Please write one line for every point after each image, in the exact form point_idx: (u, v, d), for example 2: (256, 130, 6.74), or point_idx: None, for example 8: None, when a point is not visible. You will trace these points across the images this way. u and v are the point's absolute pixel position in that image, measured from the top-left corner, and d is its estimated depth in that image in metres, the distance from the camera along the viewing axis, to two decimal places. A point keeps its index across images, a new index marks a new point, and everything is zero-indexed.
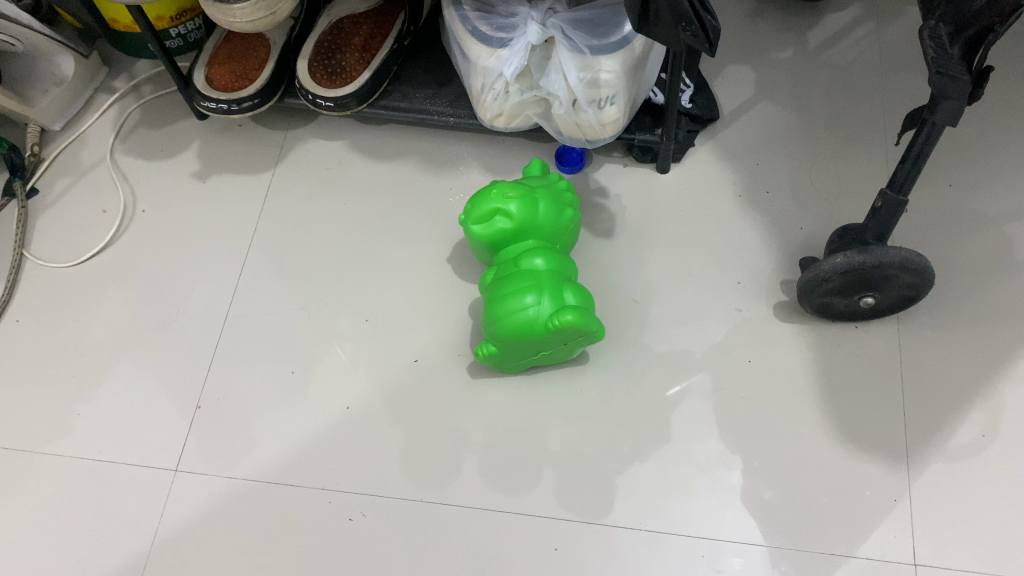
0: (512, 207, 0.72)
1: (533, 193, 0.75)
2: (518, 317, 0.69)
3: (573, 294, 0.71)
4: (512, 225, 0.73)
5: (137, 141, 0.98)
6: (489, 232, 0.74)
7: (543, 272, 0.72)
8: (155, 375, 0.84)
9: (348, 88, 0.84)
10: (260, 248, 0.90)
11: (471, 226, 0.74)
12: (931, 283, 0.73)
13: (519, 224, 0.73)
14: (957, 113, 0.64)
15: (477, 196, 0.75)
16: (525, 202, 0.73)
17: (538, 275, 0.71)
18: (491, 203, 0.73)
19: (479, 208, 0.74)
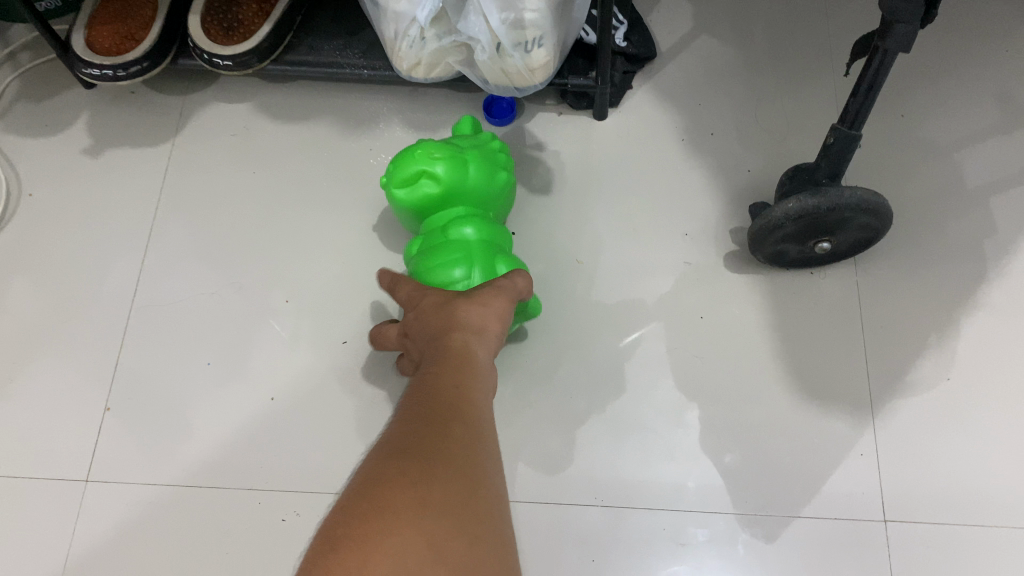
0: (439, 169, 0.65)
1: (464, 153, 0.68)
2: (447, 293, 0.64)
3: (505, 266, 0.65)
4: (439, 189, 0.66)
5: (19, 116, 0.88)
6: (413, 198, 0.67)
7: (474, 242, 0.65)
8: (55, 376, 0.76)
9: (246, 45, 0.75)
10: (165, 228, 0.82)
11: (394, 190, 0.67)
12: (889, 223, 0.69)
13: (448, 186, 0.66)
14: (911, 38, 0.58)
15: (400, 157, 0.68)
16: (456, 163, 0.66)
17: (468, 247, 0.65)
18: (417, 163, 0.66)
19: (402, 170, 0.66)
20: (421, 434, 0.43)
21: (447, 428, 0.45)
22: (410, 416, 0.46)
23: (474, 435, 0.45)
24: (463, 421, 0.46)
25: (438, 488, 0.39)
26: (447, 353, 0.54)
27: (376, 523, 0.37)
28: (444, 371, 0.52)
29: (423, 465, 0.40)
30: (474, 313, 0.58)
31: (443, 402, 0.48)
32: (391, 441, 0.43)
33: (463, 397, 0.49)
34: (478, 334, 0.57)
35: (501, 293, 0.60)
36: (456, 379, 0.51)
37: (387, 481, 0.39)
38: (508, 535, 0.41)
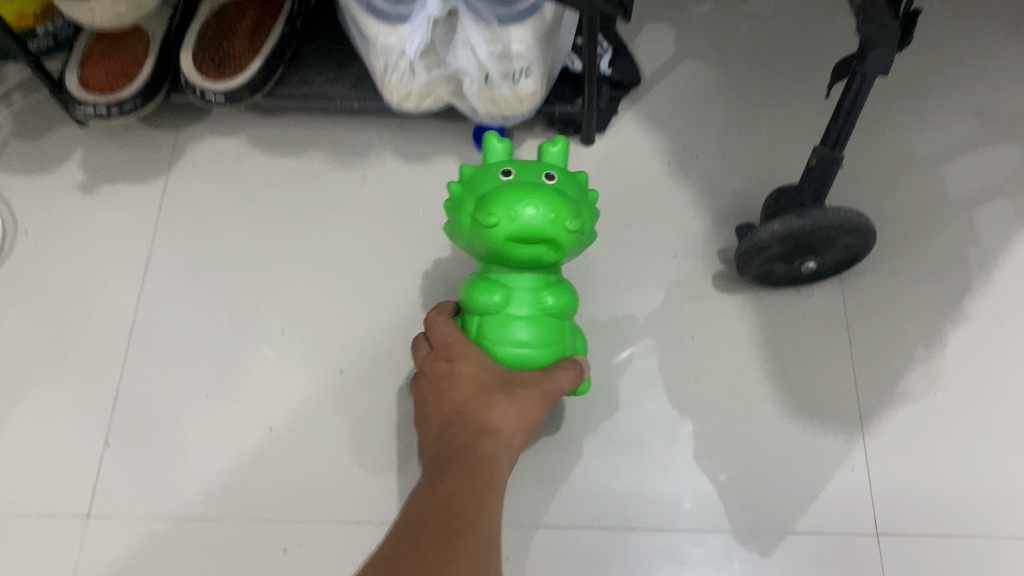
0: (571, 226, 0.54)
1: (583, 218, 0.57)
2: (517, 365, 0.58)
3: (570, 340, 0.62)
4: (555, 253, 0.56)
5: (13, 155, 0.89)
6: (524, 251, 0.56)
7: (558, 318, 0.60)
8: (53, 413, 0.76)
9: (238, 81, 0.76)
10: (161, 263, 0.83)
11: (507, 229, 0.54)
12: (872, 242, 0.70)
13: (557, 256, 0.57)
14: (886, 62, 0.61)
15: (524, 190, 0.54)
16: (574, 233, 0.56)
17: (551, 323, 0.59)
18: (546, 224, 0.54)
19: (531, 212, 0.53)
20: (429, 557, 0.42)
21: (458, 550, 0.43)
22: (419, 532, 0.45)
23: (484, 556, 0.44)
24: (474, 539, 0.45)
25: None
26: (467, 458, 0.51)
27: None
28: (459, 474, 0.49)
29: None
30: (507, 418, 0.54)
31: (453, 515, 0.46)
32: (394, 559, 0.42)
33: (480, 511, 0.47)
34: (503, 443, 0.53)
35: (539, 393, 0.56)
36: (473, 490, 0.48)
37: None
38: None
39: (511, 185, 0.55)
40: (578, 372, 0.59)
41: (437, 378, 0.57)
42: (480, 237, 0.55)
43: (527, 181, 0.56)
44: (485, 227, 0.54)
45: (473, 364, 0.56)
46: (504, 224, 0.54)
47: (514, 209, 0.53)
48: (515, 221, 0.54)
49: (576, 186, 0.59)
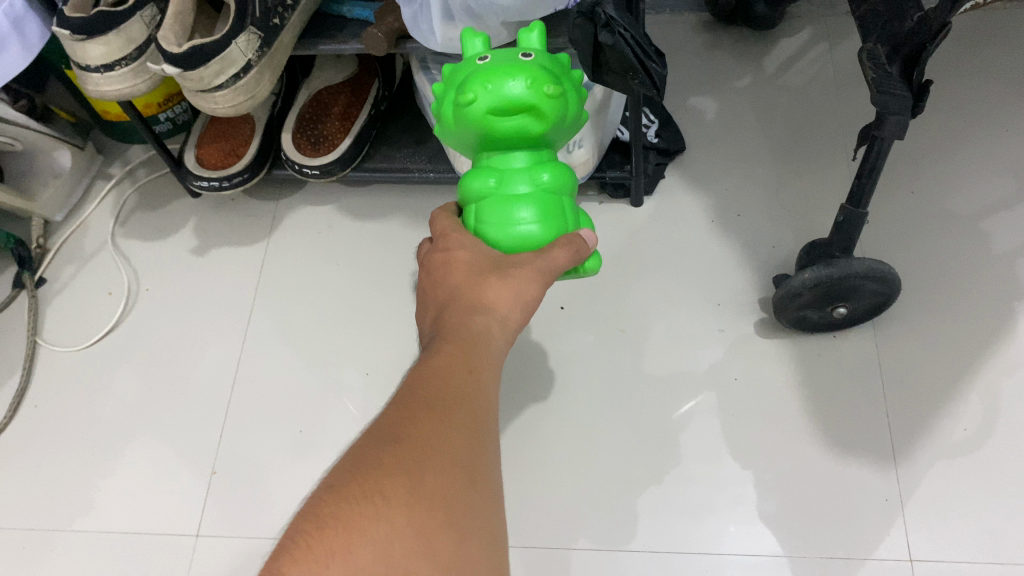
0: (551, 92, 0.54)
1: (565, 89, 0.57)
2: (517, 246, 0.58)
3: (575, 219, 0.62)
4: (540, 128, 0.56)
5: (138, 225, 1.04)
6: (508, 128, 0.56)
7: (554, 196, 0.59)
8: (169, 445, 0.87)
9: (332, 156, 0.88)
10: (261, 314, 0.94)
11: (488, 106, 0.54)
12: (898, 289, 0.77)
13: (543, 130, 0.57)
14: (903, 128, 0.65)
15: (499, 68, 0.55)
16: (557, 103, 0.56)
17: (549, 200, 0.59)
18: (526, 96, 0.54)
19: (508, 83, 0.54)
20: (422, 419, 0.45)
21: (451, 416, 0.46)
22: (414, 396, 0.47)
23: (475, 425, 0.47)
24: (467, 410, 0.47)
25: (432, 480, 0.41)
26: (461, 335, 0.52)
27: (368, 502, 0.39)
28: (454, 350, 0.51)
29: (420, 454, 0.42)
30: (500, 298, 0.54)
31: (447, 384, 0.48)
32: (389, 420, 0.45)
33: (473, 384, 0.49)
34: (498, 321, 0.54)
35: (534, 271, 0.55)
36: (467, 364, 0.50)
37: (381, 464, 0.41)
38: (494, 535, 0.43)
39: (488, 64, 0.56)
40: (580, 248, 0.58)
41: (434, 267, 0.58)
42: (463, 121, 0.56)
43: (505, 56, 0.56)
44: (466, 105, 0.55)
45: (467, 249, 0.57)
46: (483, 100, 0.54)
47: (492, 85, 0.54)
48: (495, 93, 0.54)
49: (558, 64, 0.59)
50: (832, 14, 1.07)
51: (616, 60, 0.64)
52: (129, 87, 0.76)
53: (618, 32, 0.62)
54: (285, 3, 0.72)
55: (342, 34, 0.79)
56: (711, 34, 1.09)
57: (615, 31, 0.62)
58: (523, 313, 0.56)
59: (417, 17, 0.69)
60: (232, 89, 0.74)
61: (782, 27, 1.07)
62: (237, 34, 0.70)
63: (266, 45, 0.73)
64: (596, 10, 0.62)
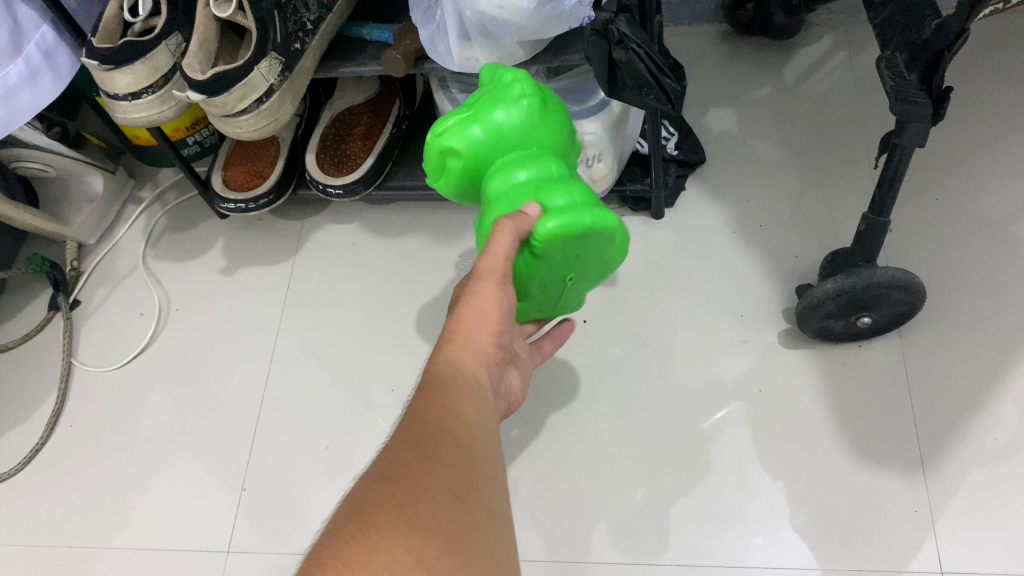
0: (446, 127, 0.61)
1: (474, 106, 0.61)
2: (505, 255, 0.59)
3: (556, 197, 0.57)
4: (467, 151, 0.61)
5: (168, 246, 1.06)
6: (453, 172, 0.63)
7: (518, 189, 0.59)
8: (200, 462, 0.89)
9: (354, 175, 0.89)
10: (288, 332, 0.96)
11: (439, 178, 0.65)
12: (923, 298, 0.76)
13: (472, 151, 0.61)
14: (923, 136, 0.64)
15: None
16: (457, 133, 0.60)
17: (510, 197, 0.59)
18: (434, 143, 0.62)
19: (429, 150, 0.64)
20: (410, 457, 0.45)
21: (436, 449, 0.46)
22: (399, 437, 0.47)
23: (464, 453, 0.47)
24: (454, 441, 0.47)
25: (425, 512, 0.42)
26: (435, 364, 0.54)
27: (364, 543, 0.40)
28: (432, 389, 0.52)
29: (410, 489, 0.43)
30: (464, 319, 0.56)
31: (429, 422, 0.49)
32: (378, 465, 0.45)
33: (452, 418, 0.49)
34: (463, 345, 0.55)
35: (480, 276, 0.56)
36: (441, 398, 0.51)
37: (374, 505, 0.42)
38: (501, 555, 0.43)
39: None
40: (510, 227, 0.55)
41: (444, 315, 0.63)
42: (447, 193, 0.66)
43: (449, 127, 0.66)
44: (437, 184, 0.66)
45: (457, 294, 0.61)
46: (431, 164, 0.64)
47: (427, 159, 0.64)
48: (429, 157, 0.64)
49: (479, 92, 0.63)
50: (852, 22, 1.06)
51: (630, 76, 0.65)
52: (156, 114, 0.78)
53: (631, 49, 0.63)
54: (305, 28, 0.74)
55: (362, 57, 0.80)
56: (730, 45, 1.09)
57: (628, 48, 0.63)
58: (496, 319, 0.56)
59: (434, 38, 0.71)
60: (255, 113, 0.75)
61: (802, 36, 1.07)
62: (259, 60, 0.72)
63: (287, 69, 0.75)
64: (609, 28, 0.63)
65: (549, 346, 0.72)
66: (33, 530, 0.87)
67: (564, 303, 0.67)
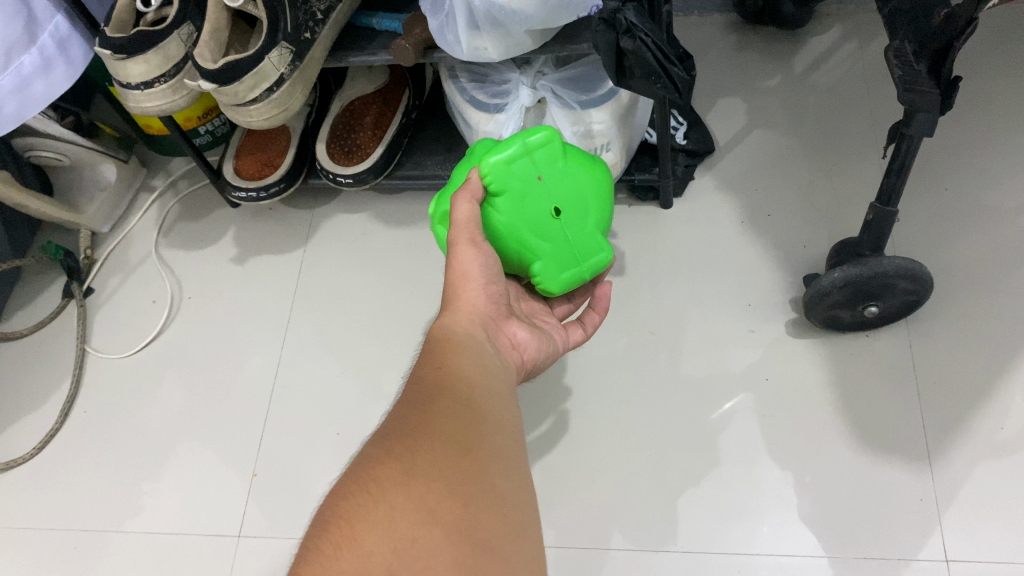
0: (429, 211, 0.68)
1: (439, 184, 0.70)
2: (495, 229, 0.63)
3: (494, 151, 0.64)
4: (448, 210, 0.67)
5: (180, 235, 1.07)
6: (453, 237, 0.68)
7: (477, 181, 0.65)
8: (212, 447, 0.90)
9: (364, 165, 0.90)
10: (299, 320, 0.97)
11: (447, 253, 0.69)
12: (931, 287, 0.76)
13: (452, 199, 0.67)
14: (931, 126, 0.64)
15: None
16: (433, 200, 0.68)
17: None
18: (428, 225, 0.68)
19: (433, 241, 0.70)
20: (410, 417, 0.46)
21: (434, 406, 0.47)
22: (398, 404, 0.49)
23: (462, 407, 0.48)
24: (452, 398, 0.49)
25: (426, 458, 0.43)
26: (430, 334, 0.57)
27: (366, 494, 0.40)
28: (429, 356, 0.54)
29: (409, 442, 0.44)
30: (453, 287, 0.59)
31: (426, 385, 0.50)
32: (380, 430, 0.46)
33: (451, 377, 0.51)
34: (453, 308, 0.58)
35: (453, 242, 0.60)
36: (434, 359, 0.53)
37: (376, 460, 0.43)
38: (506, 495, 0.44)
39: None
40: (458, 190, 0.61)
41: None
42: None
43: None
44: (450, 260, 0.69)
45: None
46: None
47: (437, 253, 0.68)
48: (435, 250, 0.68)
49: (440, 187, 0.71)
50: (862, 11, 1.06)
51: (638, 65, 0.65)
52: (168, 103, 0.78)
53: (639, 37, 0.63)
54: (316, 18, 0.75)
55: (372, 46, 0.81)
56: (740, 35, 1.09)
57: (635, 37, 0.63)
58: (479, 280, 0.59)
59: (444, 28, 0.72)
60: (266, 103, 0.76)
61: (812, 26, 1.07)
62: (270, 50, 0.72)
63: (298, 59, 0.76)
64: (617, 17, 0.63)
65: (592, 319, 0.73)
66: (48, 513, 0.89)
67: (580, 246, 0.66)
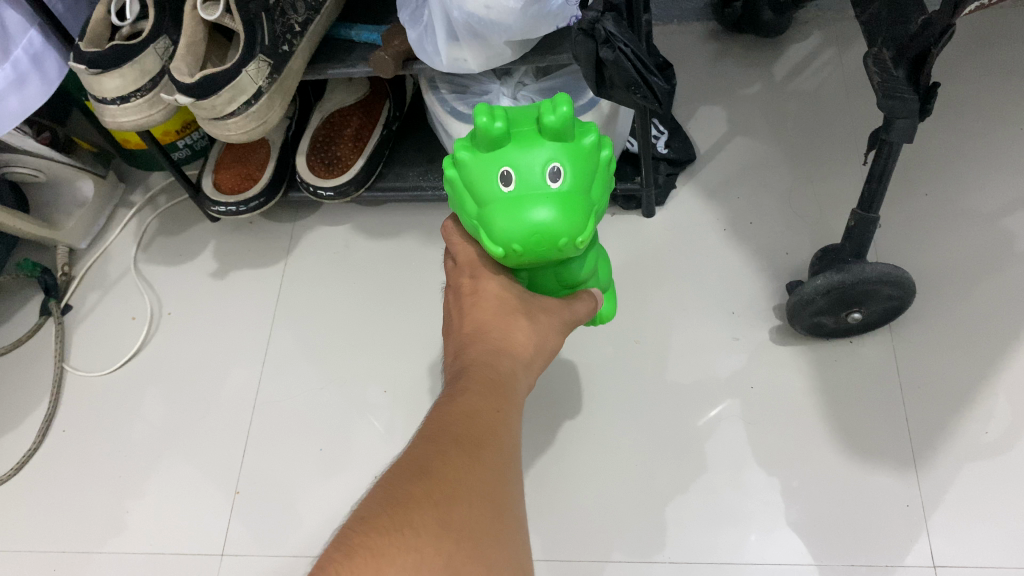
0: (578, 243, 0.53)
1: (592, 206, 0.55)
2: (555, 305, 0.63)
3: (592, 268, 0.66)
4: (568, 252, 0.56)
5: (160, 250, 1.06)
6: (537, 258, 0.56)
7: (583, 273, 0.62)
8: (194, 464, 0.89)
9: (345, 177, 0.90)
10: (280, 333, 0.96)
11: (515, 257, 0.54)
12: (913, 292, 0.76)
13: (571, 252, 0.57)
14: (911, 132, 0.63)
15: (518, 224, 0.52)
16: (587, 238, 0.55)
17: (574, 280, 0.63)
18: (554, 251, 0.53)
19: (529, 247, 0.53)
20: (453, 457, 0.44)
21: (478, 452, 0.45)
22: (437, 432, 0.46)
23: (501, 461, 0.45)
24: (495, 446, 0.46)
25: (461, 514, 0.41)
26: (485, 373, 0.51)
27: (394, 532, 0.38)
28: (480, 388, 0.49)
29: (448, 489, 0.41)
30: (525, 338, 0.55)
31: (476, 424, 0.47)
32: (417, 456, 0.43)
33: (501, 424, 0.48)
34: (516, 352, 0.54)
35: (556, 320, 0.57)
36: (496, 401, 0.49)
37: (409, 497, 0.40)
38: (524, 566, 0.42)
39: (512, 198, 0.53)
40: (593, 300, 0.62)
41: (462, 293, 0.58)
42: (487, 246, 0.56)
43: (528, 190, 0.53)
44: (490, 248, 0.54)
45: (491, 278, 0.57)
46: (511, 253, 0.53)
47: (520, 247, 0.53)
48: (526, 240, 0.52)
49: (589, 170, 0.55)
50: (841, 18, 1.07)
51: (618, 75, 0.65)
52: (145, 117, 0.78)
53: (618, 47, 0.63)
54: (293, 30, 0.75)
55: (350, 58, 0.81)
56: (719, 43, 1.09)
57: (615, 47, 0.63)
58: (542, 358, 0.56)
59: (422, 39, 0.72)
60: (244, 116, 0.75)
61: (791, 34, 1.07)
62: (247, 63, 0.72)
63: (275, 71, 0.75)
64: (596, 27, 0.63)
65: None
66: (28, 535, 0.87)
67: None
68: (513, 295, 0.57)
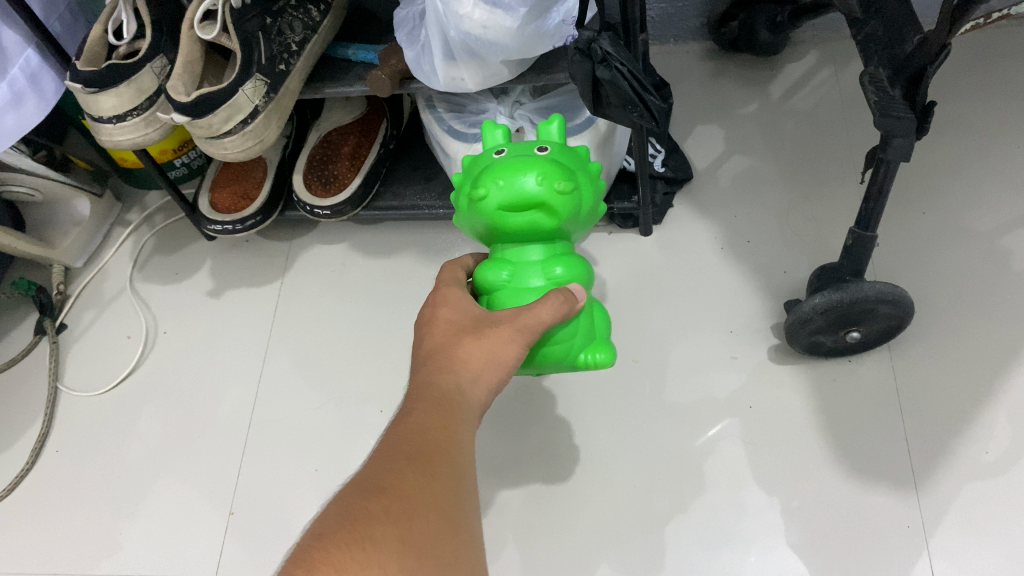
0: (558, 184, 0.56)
1: (578, 185, 0.59)
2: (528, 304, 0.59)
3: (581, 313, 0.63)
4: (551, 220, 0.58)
5: (156, 269, 1.06)
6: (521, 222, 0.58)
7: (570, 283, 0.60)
8: (188, 484, 0.88)
9: (342, 195, 0.89)
10: (276, 352, 0.96)
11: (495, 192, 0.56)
12: (912, 311, 0.76)
13: (555, 223, 0.58)
14: (908, 150, 0.63)
15: (504, 165, 0.57)
16: (570, 199, 0.57)
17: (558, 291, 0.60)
18: (538, 189, 0.56)
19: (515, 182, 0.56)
20: (406, 472, 0.43)
21: (434, 467, 0.44)
22: (388, 451, 0.45)
23: (456, 475, 0.45)
24: (448, 462, 0.45)
25: (420, 532, 0.40)
26: (431, 394, 0.50)
27: (356, 550, 0.37)
28: (425, 408, 0.49)
29: (406, 505, 0.41)
30: (473, 355, 0.53)
31: (430, 440, 0.46)
32: (372, 473, 0.42)
33: (452, 439, 0.47)
34: (460, 371, 0.52)
35: (513, 329, 0.54)
36: (442, 419, 0.48)
37: (370, 514, 0.39)
38: None
39: (501, 160, 0.58)
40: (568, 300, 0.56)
41: (422, 322, 0.58)
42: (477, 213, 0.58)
43: (517, 155, 0.59)
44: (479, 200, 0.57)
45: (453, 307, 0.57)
46: (496, 194, 0.56)
47: (503, 181, 0.56)
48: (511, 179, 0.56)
49: (578, 166, 0.60)
50: (836, 38, 1.07)
51: (615, 95, 0.65)
52: (141, 136, 0.77)
53: (614, 66, 0.63)
54: (289, 49, 0.75)
55: (347, 77, 0.81)
56: (717, 62, 1.09)
57: (611, 66, 0.63)
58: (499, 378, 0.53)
59: (419, 59, 0.72)
60: (239, 134, 0.75)
61: (787, 53, 1.08)
62: (243, 81, 0.72)
63: (273, 90, 0.75)
64: (592, 46, 0.63)
65: None
66: (18, 557, 0.86)
67: None
68: (473, 321, 0.56)
